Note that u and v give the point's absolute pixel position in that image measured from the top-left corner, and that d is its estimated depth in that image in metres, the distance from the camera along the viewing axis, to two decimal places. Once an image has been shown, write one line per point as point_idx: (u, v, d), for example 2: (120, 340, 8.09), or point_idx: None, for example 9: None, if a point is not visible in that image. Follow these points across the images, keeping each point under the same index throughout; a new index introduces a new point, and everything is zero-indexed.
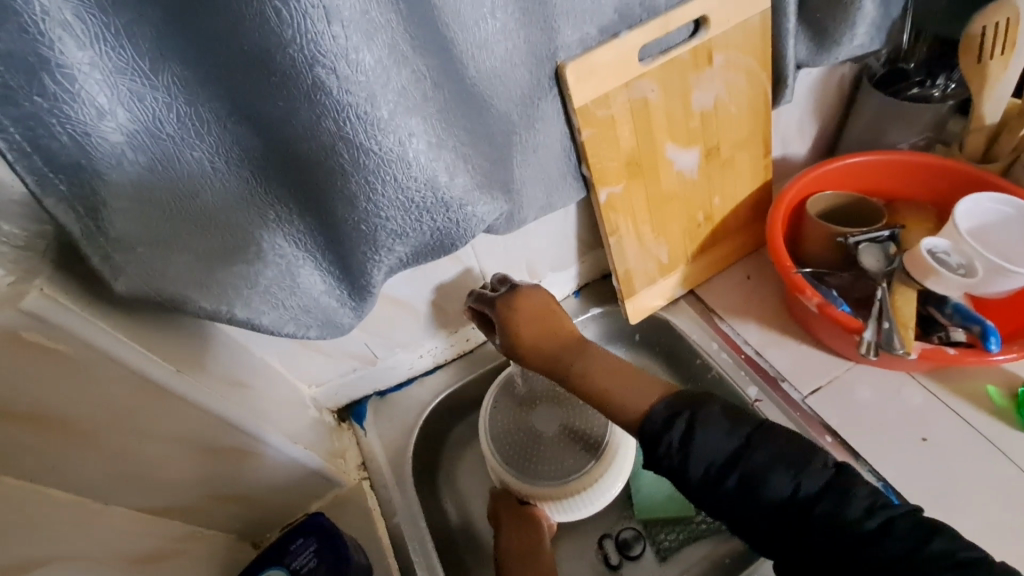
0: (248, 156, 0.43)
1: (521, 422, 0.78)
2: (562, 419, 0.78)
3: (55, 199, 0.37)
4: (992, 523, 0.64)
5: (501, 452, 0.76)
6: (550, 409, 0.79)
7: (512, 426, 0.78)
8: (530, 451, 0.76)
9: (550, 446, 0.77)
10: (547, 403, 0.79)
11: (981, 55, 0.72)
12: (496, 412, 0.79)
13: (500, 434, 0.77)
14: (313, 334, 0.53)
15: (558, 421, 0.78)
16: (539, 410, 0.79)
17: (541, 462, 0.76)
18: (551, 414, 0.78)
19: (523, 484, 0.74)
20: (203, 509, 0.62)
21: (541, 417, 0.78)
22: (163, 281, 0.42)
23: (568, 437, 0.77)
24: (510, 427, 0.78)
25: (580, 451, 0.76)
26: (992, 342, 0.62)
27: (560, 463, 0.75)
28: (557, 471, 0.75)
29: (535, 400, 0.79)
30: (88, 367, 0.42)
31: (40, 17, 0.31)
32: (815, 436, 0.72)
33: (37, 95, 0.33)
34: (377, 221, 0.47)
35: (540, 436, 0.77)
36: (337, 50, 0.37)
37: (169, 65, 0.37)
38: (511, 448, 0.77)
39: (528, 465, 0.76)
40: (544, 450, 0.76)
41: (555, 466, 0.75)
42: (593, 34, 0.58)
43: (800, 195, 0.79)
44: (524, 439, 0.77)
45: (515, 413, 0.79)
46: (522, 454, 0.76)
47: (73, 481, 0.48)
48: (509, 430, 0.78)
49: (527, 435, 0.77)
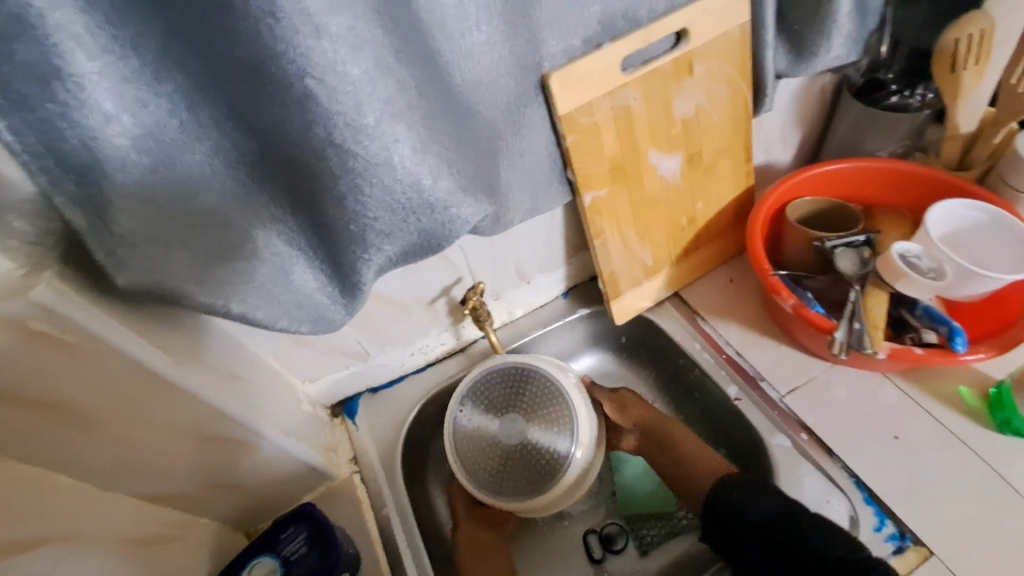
0: (245, 160, 0.45)
1: (487, 432, 0.76)
2: (527, 429, 0.75)
3: (65, 198, 0.39)
4: (963, 521, 0.66)
5: (467, 463, 0.75)
6: (515, 416, 0.76)
7: (477, 436, 0.76)
8: (496, 464, 0.74)
9: (518, 458, 0.74)
10: (513, 412, 0.76)
11: (955, 65, 0.75)
12: (461, 425, 0.77)
13: (466, 452, 0.75)
14: (304, 330, 0.56)
15: (520, 433, 0.74)
16: (507, 419, 0.75)
17: (508, 476, 0.74)
18: (516, 425, 0.75)
19: (492, 496, 0.73)
20: (200, 498, 0.65)
21: (509, 429, 0.75)
22: (163, 276, 0.45)
23: (534, 449, 0.74)
24: (476, 440, 0.76)
25: (547, 464, 0.73)
26: (959, 342, 0.65)
27: (532, 480, 0.73)
28: (522, 484, 0.73)
29: (499, 408, 0.76)
30: (89, 356, 0.45)
31: (53, 29, 0.33)
32: (791, 434, 0.75)
33: (48, 101, 0.35)
34: (365, 221, 0.50)
35: (502, 447, 0.74)
36: (325, 62, 0.40)
37: (172, 73, 0.40)
38: (479, 460, 0.75)
39: (497, 478, 0.74)
40: (512, 464, 0.74)
41: (508, 483, 0.73)
42: (577, 46, 0.61)
43: (780, 200, 0.82)
44: (488, 450, 0.75)
45: (480, 418, 0.77)
46: (492, 466, 0.74)
47: (77, 467, 0.51)
48: (474, 441, 0.76)
49: (485, 446, 0.75)
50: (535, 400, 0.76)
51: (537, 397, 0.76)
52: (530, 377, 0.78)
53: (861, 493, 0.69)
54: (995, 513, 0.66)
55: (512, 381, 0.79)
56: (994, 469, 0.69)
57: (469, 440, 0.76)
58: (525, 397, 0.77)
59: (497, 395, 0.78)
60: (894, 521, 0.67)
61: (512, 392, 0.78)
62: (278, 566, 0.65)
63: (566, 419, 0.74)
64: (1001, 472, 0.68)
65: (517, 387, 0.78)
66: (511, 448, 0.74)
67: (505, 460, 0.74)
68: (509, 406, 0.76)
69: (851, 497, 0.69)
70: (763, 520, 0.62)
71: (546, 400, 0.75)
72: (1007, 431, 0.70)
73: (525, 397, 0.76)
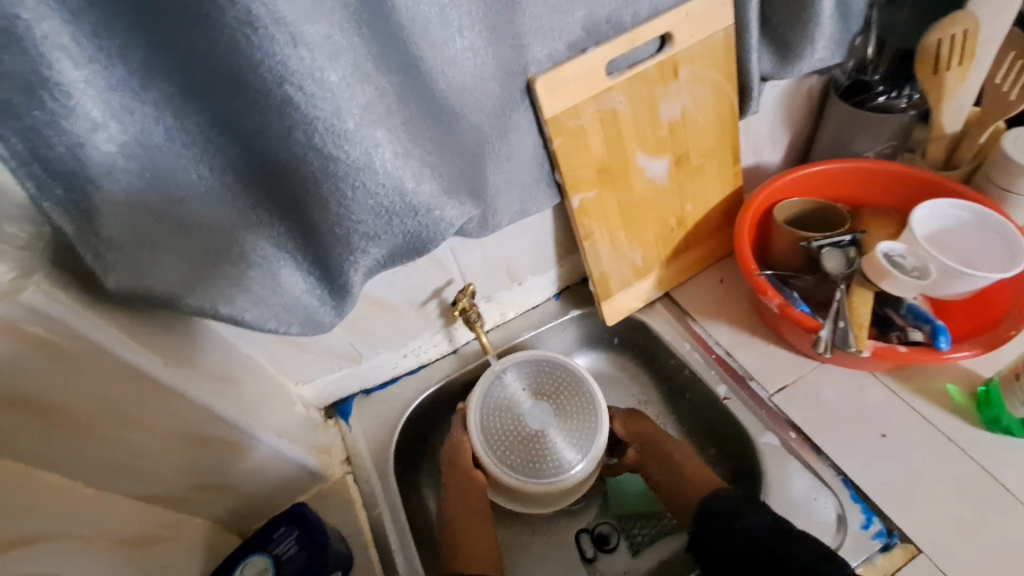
0: (230, 165, 0.47)
1: (515, 407, 0.78)
2: (553, 422, 0.77)
3: (52, 203, 0.40)
4: (951, 518, 0.66)
5: (487, 438, 0.75)
6: (543, 406, 0.78)
7: (501, 407, 0.78)
8: (507, 436, 0.76)
9: (538, 443, 0.75)
10: (544, 402, 0.78)
11: (937, 66, 0.76)
12: (488, 395, 0.78)
13: (486, 413, 0.77)
14: (293, 331, 0.57)
15: (545, 422, 0.77)
16: (535, 408, 0.78)
17: (510, 452, 0.75)
18: (543, 414, 0.77)
19: (489, 461, 0.74)
20: (192, 499, 0.65)
21: (532, 416, 0.77)
22: (151, 280, 0.46)
23: (547, 442, 0.75)
24: (500, 415, 0.77)
25: (550, 459, 0.74)
26: (942, 340, 0.66)
27: (527, 468, 0.74)
28: (536, 469, 0.74)
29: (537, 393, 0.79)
30: (80, 359, 0.46)
31: (40, 41, 0.35)
32: (778, 432, 0.75)
33: (36, 109, 0.36)
34: (349, 224, 0.51)
35: (525, 431, 0.76)
36: (304, 69, 0.41)
37: (156, 81, 0.41)
38: (495, 434, 0.76)
39: (512, 459, 0.75)
40: (530, 447, 0.75)
41: (509, 459, 0.75)
42: (562, 50, 0.62)
43: (768, 201, 0.82)
44: (511, 431, 0.76)
45: (514, 392, 0.79)
46: (510, 446, 0.75)
47: (69, 466, 0.52)
48: (497, 409, 0.77)
49: (506, 423, 0.77)
50: (571, 402, 0.78)
51: (566, 392, 0.79)
52: (562, 374, 0.81)
53: (848, 490, 0.70)
54: (981, 509, 0.66)
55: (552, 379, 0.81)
56: (981, 465, 0.69)
57: (496, 408, 0.78)
58: (555, 390, 0.80)
59: (539, 381, 0.80)
60: (881, 519, 0.68)
61: (549, 386, 0.80)
62: (271, 564, 0.66)
63: (591, 418, 0.77)
64: (989, 469, 0.69)
65: (553, 385, 0.80)
66: (531, 432, 0.76)
67: (512, 442, 0.76)
68: (540, 395, 0.79)
69: (838, 494, 0.70)
70: (754, 529, 0.60)
71: (576, 397, 0.79)
72: (996, 428, 0.70)
73: (563, 395, 0.79)
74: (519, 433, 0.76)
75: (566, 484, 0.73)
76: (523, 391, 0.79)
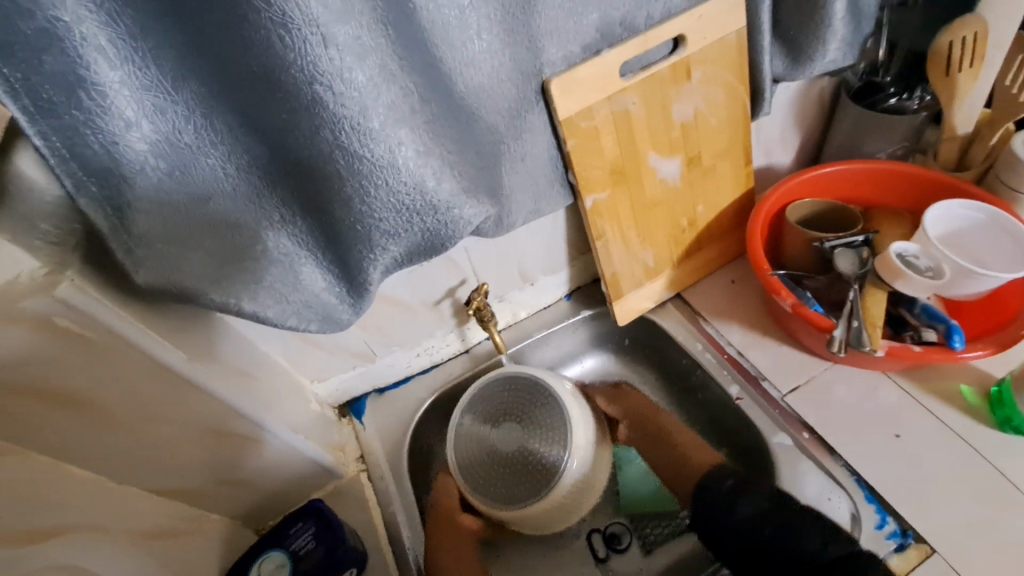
0: (256, 164, 0.48)
1: (483, 440, 0.76)
2: (525, 438, 0.75)
3: (87, 200, 0.42)
4: (964, 518, 0.66)
5: (476, 486, 0.75)
6: (509, 426, 0.76)
7: (472, 443, 0.77)
8: (490, 473, 0.75)
9: (523, 465, 0.74)
10: (509, 421, 0.76)
11: (949, 67, 0.76)
12: (459, 440, 0.77)
13: (462, 459, 0.76)
14: (312, 328, 0.58)
15: (518, 439, 0.75)
16: (501, 429, 0.76)
17: (501, 485, 0.74)
18: (515, 433, 0.76)
19: (489, 504, 0.74)
20: (213, 495, 0.66)
21: (503, 438, 0.76)
22: (179, 275, 0.47)
23: (529, 460, 0.74)
24: (475, 454, 0.76)
25: (541, 475, 0.73)
26: (956, 340, 0.66)
27: (521, 492, 0.73)
28: (537, 490, 0.72)
29: (497, 417, 0.77)
30: (108, 351, 0.47)
31: (79, 42, 0.36)
32: (792, 432, 0.75)
33: (74, 108, 0.38)
34: (371, 221, 0.52)
35: (505, 458, 0.75)
36: (332, 69, 0.42)
37: (188, 82, 0.42)
38: (479, 475, 0.75)
39: (512, 495, 0.73)
40: (517, 472, 0.74)
41: (499, 491, 0.74)
42: (577, 52, 0.63)
43: (780, 201, 0.83)
44: (494, 467, 0.75)
45: (477, 427, 0.77)
46: (502, 484, 0.74)
47: (96, 461, 0.53)
48: (469, 447, 0.77)
49: (480, 455, 0.76)
50: (534, 410, 0.76)
51: (527, 403, 0.77)
52: (514, 384, 0.79)
53: (862, 491, 0.70)
54: (995, 508, 0.66)
55: (512, 392, 0.79)
56: (994, 465, 0.69)
57: (465, 446, 0.77)
58: (516, 404, 0.78)
59: (496, 403, 0.78)
60: (895, 519, 0.68)
61: (509, 402, 0.78)
62: (288, 560, 0.67)
63: (559, 415, 0.75)
64: (1003, 470, 0.68)
65: (514, 399, 0.78)
66: (511, 458, 0.75)
67: (497, 472, 0.75)
68: (502, 416, 0.77)
69: (852, 494, 0.70)
70: (754, 515, 0.64)
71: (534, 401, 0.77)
72: (1008, 429, 0.70)
73: (525, 407, 0.77)
74: (496, 458, 0.75)
75: (571, 479, 0.72)
76: (486, 422, 0.77)
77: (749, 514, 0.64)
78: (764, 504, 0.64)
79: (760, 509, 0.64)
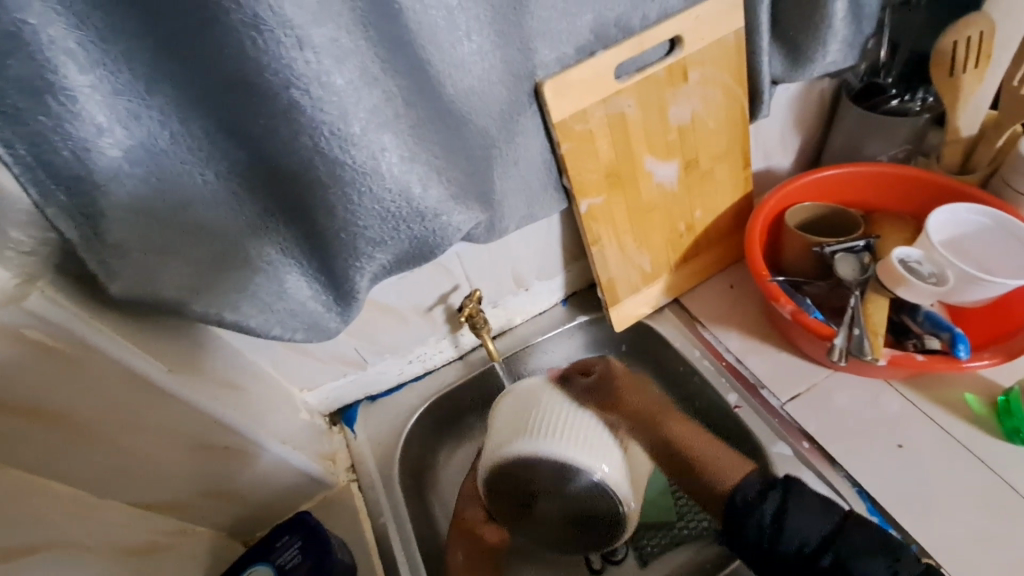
0: (236, 170, 0.46)
1: (534, 514, 0.71)
2: (568, 504, 0.68)
3: (55, 209, 0.40)
4: (970, 531, 0.64)
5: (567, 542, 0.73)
6: (540, 497, 0.69)
7: (525, 517, 0.72)
8: (567, 534, 0.72)
9: (590, 519, 0.69)
10: (536, 493, 0.68)
11: (953, 69, 0.74)
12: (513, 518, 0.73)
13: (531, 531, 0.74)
14: (298, 338, 0.56)
15: (559, 505, 0.69)
16: (539, 501, 0.69)
17: (585, 536, 0.72)
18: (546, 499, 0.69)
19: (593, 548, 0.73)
20: (198, 506, 0.65)
21: (545, 506, 0.69)
22: (156, 284, 0.46)
23: (591, 516, 0.69)
24: (539, 525, 0.72)
25: (608, 515, 0.68)
26: (961, 349, 0.64)
27: (605, 531, 0.70)
28: (619, 523, 0.69)
29: (523, 495, 0.69)
30: (83, 364, 0.45)
31: (46, 46, 0.35)
32: (792, 442, 0.73)
33: (41, 114, 0.36)
34: (356, 229, 0.50)
35: (563, 521, 0.70)
36: (310, 72, 0.41)
37: (162, 86, 0.41)
38: (561, 537, 0.73)
39: (606, 536, 0.71)
40: (590, 524, 0.70)
41: (586, 537, 0.72)
42: (570, 54, 0.61)
43: (779, 205, 0.81)
44: (562, 530, 0.72)
45: (515, 507, 0.71)
46: (588, 535, 0.72)
47: (74, 475, 0.51)
48: (528, 520, 0.72)
49: (537, 522, 0.72)
50: (552, 478, 0.66)
51: (539, 476, 0.67)
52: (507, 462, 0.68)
53: (864, 503, 0.68)
54: (1003, 522, 0.64)
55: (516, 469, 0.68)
56: (1001, 477, 0.67)
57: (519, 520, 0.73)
58: (524, 479, 0.68)
59: (509, 487, 0.69)
60: (899, 532, 0.66)
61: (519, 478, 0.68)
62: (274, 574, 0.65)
63: (574, 466, 0.66)
64: (1010, 482, 0.67)
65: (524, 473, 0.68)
66: (576, 520, 0.70)
67: (570, 528, 0.71)
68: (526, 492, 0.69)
69: (853, 506, 0.68)
70: (810, 544, 0.58)
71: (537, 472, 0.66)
72: (1016, 439, 0.68)
73: (541, 479, 0.67)
74: (552, 521, 0.71)
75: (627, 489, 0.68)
76: (520, 500, 0.70)
77: (800, 541, 0.58)
78: (815, 533, 0.58)
79: (814, 541, 0.58)
